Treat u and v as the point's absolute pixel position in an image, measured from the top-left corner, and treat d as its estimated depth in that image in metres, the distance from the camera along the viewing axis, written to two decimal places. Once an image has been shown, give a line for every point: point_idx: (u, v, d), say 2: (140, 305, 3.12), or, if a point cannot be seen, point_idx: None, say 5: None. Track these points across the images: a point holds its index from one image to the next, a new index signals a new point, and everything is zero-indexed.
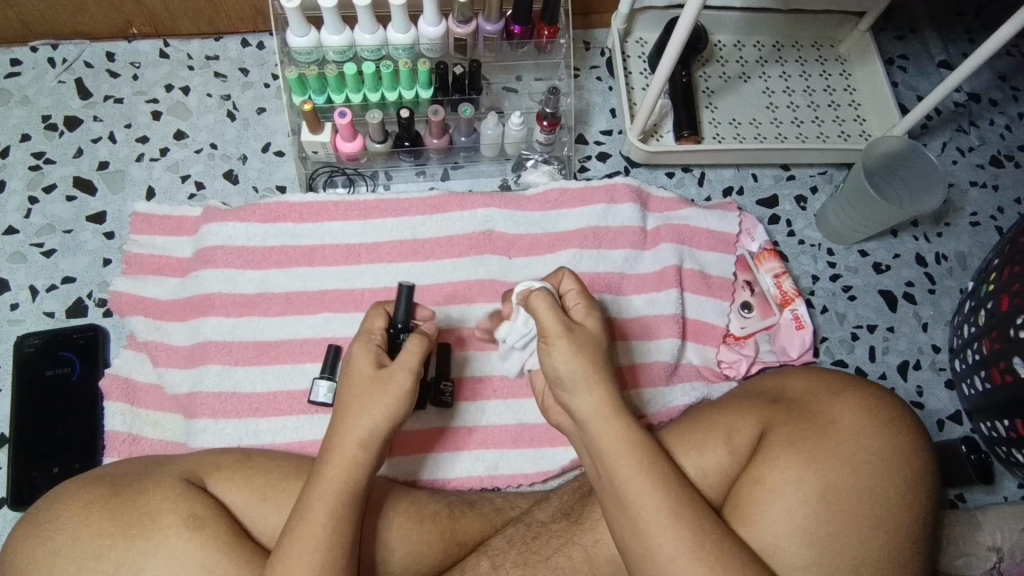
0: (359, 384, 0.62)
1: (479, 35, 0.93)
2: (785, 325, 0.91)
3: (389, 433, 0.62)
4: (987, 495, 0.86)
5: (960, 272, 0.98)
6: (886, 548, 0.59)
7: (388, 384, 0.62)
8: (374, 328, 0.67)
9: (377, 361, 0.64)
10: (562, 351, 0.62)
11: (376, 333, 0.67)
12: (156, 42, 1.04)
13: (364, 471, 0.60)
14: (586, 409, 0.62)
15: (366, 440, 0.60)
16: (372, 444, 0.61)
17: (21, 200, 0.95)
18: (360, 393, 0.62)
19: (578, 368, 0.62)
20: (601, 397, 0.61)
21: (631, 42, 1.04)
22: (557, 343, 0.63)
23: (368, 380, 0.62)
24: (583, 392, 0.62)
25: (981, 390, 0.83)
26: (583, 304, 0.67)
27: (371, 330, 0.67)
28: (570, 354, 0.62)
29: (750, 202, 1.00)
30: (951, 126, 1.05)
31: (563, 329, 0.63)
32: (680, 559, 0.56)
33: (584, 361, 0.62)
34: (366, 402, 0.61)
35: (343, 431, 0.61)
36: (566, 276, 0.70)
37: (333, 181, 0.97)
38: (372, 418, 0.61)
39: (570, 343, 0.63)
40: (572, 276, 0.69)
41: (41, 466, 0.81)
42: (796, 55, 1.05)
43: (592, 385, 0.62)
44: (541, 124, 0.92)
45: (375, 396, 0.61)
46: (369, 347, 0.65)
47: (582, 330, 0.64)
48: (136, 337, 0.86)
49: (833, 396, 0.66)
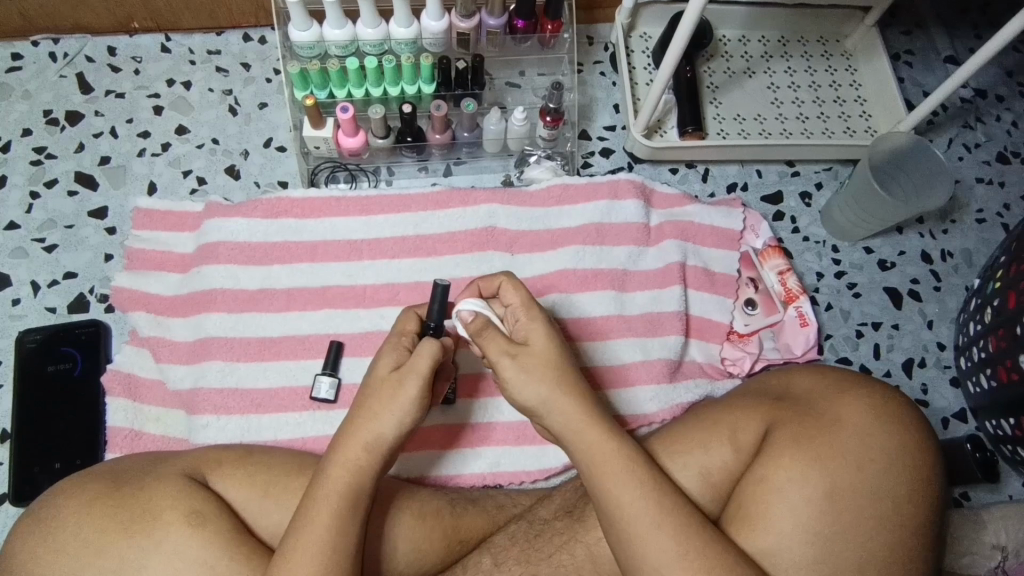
0: (368, 385, 0.61)
1: (483, 31, 0.92)
2: (789, 323, 0.91)
3: (398, 443, 0.61)
4: (992, 494, 0.86)
5: (965, 269, 0.97)
6: (890, 548, 0.59)
7: (396, 389, 0.60)
8: (407, 330, 0.64)
9: (397, 363, 0.62)
10: (513, 375, 0.61)
11: (407, 337, 0.64)
12: (157, 36, 1.03)
13: (372, 473, 0.59)
14: (559, 426, 0.61)
15: (373, 445, 0.59)
16: (376, 449, 0.60)
17: (22, 195, 0.95)
18: (371, 394, 0.61)
19: (535, 392, 0.61)
20: (570, 412, 0.61)
21: (635, 37, 1.03)
22: (507, 371, 0.61)
23: (370, 382, 0.61)
24: (554, 411, 0.61)
25: (987, 388, 0.83)
26: (525, 317, 0.64)
27: (402, 331, 0.64)
28: (526, 379, 0.61)
29: (754, 199, 0.99)
30: (957, 123, 1.04)
31: (507, 360, 0.61)
32: (666, 567, 0.55)
33: (541, 384, 0.61)
34: (368, 403, 0.60)
35: (348, 429, 0.60)
36: (512, 286, 0.64)
37: (335, 176, 0.97)
38: (378, 423, 0.60)
39: (528, 361, 0.61)
40: (517, 291, 0.64)
41: (43, 461, 0.81)
42: (801, 49, 1.05)
43: (560, 404, 0.61)
44: (545, 120, 0.91)
45: (374, 398, 0.60)
46: (391, 348, 0.63)
47: (536, 347, 0.62)
48: (137, 333, 0.86)
49: (839, 394, 0.65)
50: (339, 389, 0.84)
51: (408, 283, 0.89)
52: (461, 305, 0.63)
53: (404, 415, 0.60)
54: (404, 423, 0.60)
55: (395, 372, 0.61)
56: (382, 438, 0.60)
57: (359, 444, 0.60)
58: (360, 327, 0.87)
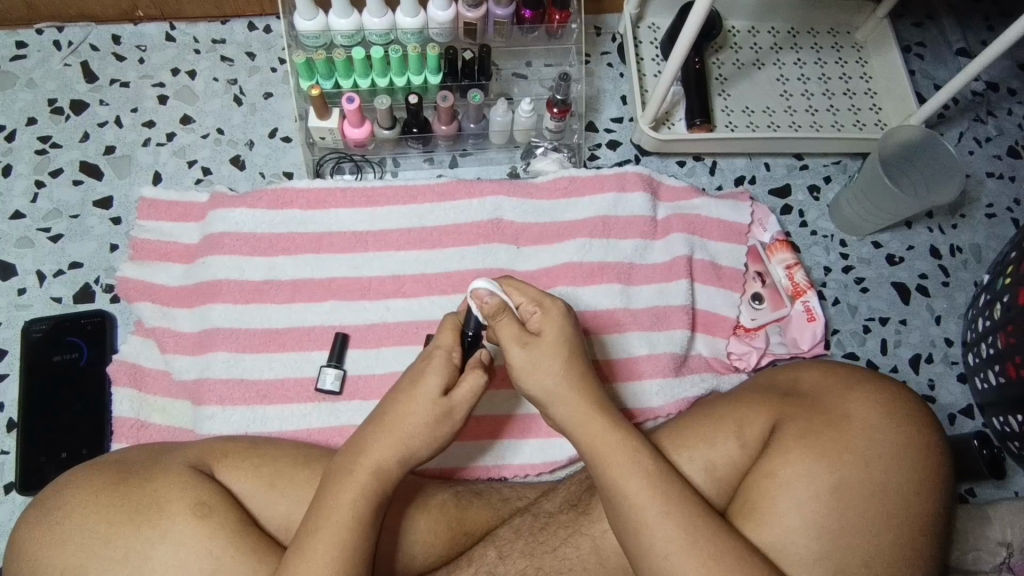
0: (409, 389, 0.62)
1: (490, 20, 0.91)
2: (796, 317, 0.91)
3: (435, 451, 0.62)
4: (997, 491, 0.86)
5: (975, 264, 0.96)
6: (897, 545, 0.59)
7: (444, 422, 0.62)
8: (444, 344, 0.63)
9: (445, 384, 0.62)
10: (521, 362, 0.62)
11: (455, 351, 0.63)
12: (162, 25, 1.03)
13: (393, 474, 0.60)
14: (563, 417, 0.61)
15: (399, 438, 0.60)
16: (408, 463, 0.61)
17: (27, 184, 0.94)
18: (400, 397, 0.62)
19: (539, 383, 0.62)
20: (573, 406, 0.61)
21: (643, 27, 1.02)
22: (517, 360, 0.62)
23: (404, 387, 0.62)
24: (557, 402, 0.62)
25: (994, 384, 0.82)
26: (539, 312, 0.64)
27: (439, 345, 0.64)
28: (538, 371, 0.62)
29: (762, 192, 0.98)
30: (967, 116, 1.03)
31: (517, 348, 0.62)
32: (674, 557, 0.55)
33: (547, 374, 0.61)
34: (404, 402, 0.61)
35: (377, 429, 0.61)
36: (515, 285, 0.65)
37: (340, 167, 0.96)
38: (403, 418, 0.61)
39: (540, 350, 0.62)
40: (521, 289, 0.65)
41: (50, 451, 0.81)
42: (811, 41, 1.03)
43: (564, 397, 0.61)
44: (551, 112, 0.91)
45: (404, 402, 0.62)
46: (433, 369, 0.62)
47: (548, 338, 0.63)
48: (143, 323, 0.86)
49: (847, 389, 0.65)
50: (344, 381, 0.84)
51: (414, 275, 0.88)
52: (474, 284, 0.62)
53: (436, 434, 0.62)
54: (438, 444, 0.62)
55: (446, 400, 0.62)
56: (410, 444, 0.61)
57: (388, 442, 0.60)
58: (366, 318, 0.87)
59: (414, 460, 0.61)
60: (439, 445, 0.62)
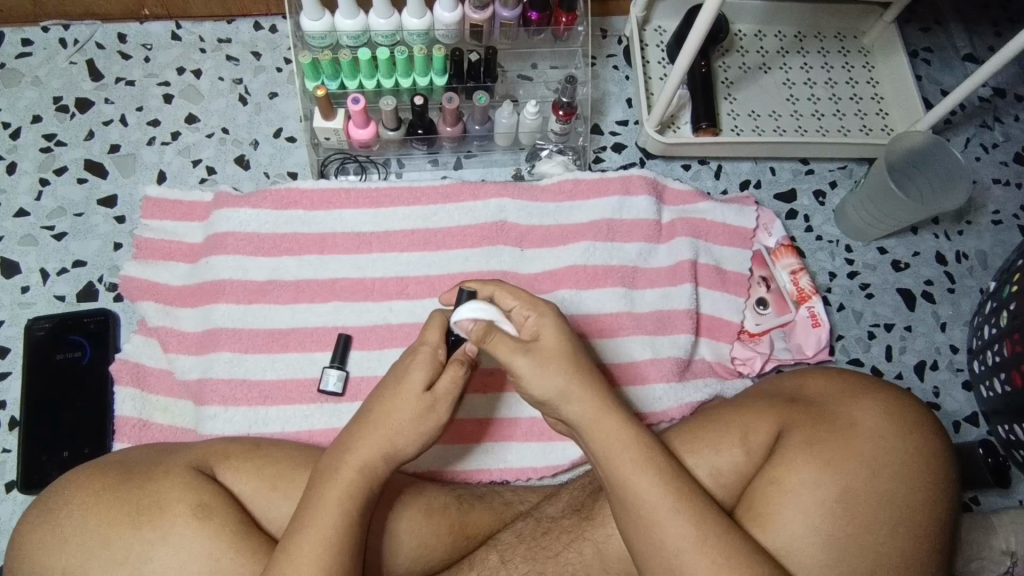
0: (393, 386, 0.61)
1: (496, 22, 0.91)
2: (801, 322, 0.90)
3: (421, 450, 0.62)
4: (1002, 499, 0.86)
5: (980, 271, 0.96)
6: (904, 552, 0.58)
7: (429, 416, 0.61)
8: (430, 341, 0.63)
9: (428, 379, 0.61)
10: (527, 370, 0.60)
11: (441, 349, 0.63)
12: (168, 24, 1.02)
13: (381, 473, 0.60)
14: (575, 416, 0.61)
15: (393, 438, 0.60)
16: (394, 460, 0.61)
17: (32, 182, 0.94)
18: (387, 397, 0.61)
19: (551, 385, 0.60)
20: (586, 402, 0.60)
21: (649, 30, 1.02)
22: (523, 370, 0.60)
23: (391, 383, 0.62)
24: (570, 401, 0.61)
25: (1000, 393, 0.82)
26: (533, 315, 0.63)
27: (424, 342, 0.63)
28: (546, 374, 0.60)
29: (767, 196, 0.98)
30: (974, 122, 1.03)
31: (521, 358, 0.60)
32: (684, 554, 0.55)
33: (556, 376, 0.60)
34: (389, 398, 0.61)
35: (363, 427, 0.61)
36: (507, 291, 0.65)
37: (344, 168, 0.96)
38: (389, 416, 0.60)
39: (541, 354, 0.61)
40: (511, 291, 0.64)
41: (51, 449, 0.81)
42: (818, 45, 1.03)
43: (576, 396, 0.61)
44: (557, 114, 0.90)
45: (390, 399, 0.61)
46: (418, 366, 0.61)
47: (547, 342, 0.62)
48: (146, 322, 0.86)
49: (853, 396, 0.65)
50: (348, 382, 0.84)
51: (417, 276, 0.88)
52: (455, 318, 0.61)
53: (422, 433, 0.61)
54: (422, 441, 0.61)
55: (429, 394, 0.61)
56: (397, 442, 0.60)
57: (373, 440, 0.60)
58: (370, 319, 0.87)
59: (398, 459, 0.61)
60: (426, 441, 0.62)
